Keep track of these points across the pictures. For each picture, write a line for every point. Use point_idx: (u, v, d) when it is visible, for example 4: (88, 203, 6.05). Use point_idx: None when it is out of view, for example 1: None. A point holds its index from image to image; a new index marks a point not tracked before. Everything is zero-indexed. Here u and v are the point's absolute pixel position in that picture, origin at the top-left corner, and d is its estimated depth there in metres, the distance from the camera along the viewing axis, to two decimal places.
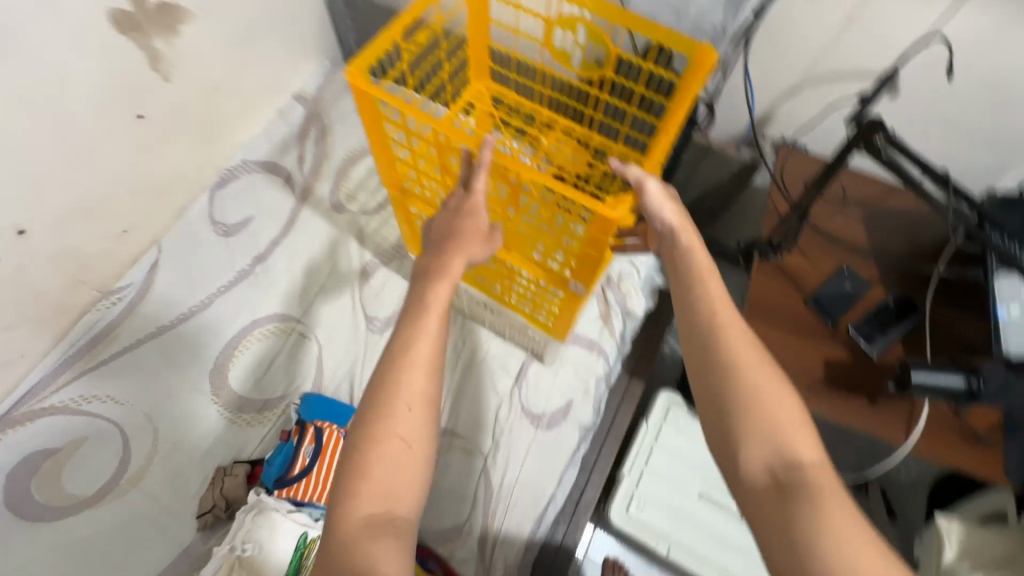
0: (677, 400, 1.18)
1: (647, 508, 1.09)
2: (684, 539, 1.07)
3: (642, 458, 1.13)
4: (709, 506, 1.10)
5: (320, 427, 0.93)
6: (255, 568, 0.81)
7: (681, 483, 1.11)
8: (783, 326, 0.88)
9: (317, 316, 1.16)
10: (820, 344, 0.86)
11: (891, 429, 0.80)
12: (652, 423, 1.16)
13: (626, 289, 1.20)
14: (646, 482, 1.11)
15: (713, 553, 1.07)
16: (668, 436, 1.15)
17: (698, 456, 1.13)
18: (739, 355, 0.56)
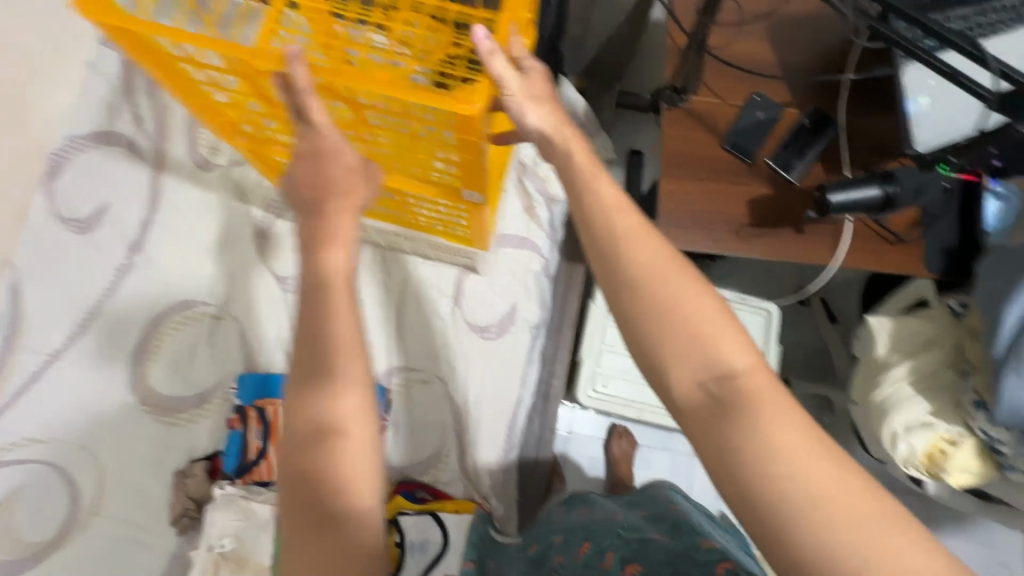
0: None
1: (611, 382, 1.12)
2: (652, 400, 1.12)
3: (596, 336, 1.13)
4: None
5: (261, 407, 0.88)
6: (241, 555, 0.81)
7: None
8: (705, 174, 0.82)
9: (225, 292, 1.05)
10: (744, 183, 0.82)
11: (818, 254, 0.81)
12: (600, 301, 1.15)
13: (544, 175, 1.12)
14: (606, 359, 1.13)
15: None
16: (617, 310, 1.15)
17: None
18: (648, 267, 0.47)
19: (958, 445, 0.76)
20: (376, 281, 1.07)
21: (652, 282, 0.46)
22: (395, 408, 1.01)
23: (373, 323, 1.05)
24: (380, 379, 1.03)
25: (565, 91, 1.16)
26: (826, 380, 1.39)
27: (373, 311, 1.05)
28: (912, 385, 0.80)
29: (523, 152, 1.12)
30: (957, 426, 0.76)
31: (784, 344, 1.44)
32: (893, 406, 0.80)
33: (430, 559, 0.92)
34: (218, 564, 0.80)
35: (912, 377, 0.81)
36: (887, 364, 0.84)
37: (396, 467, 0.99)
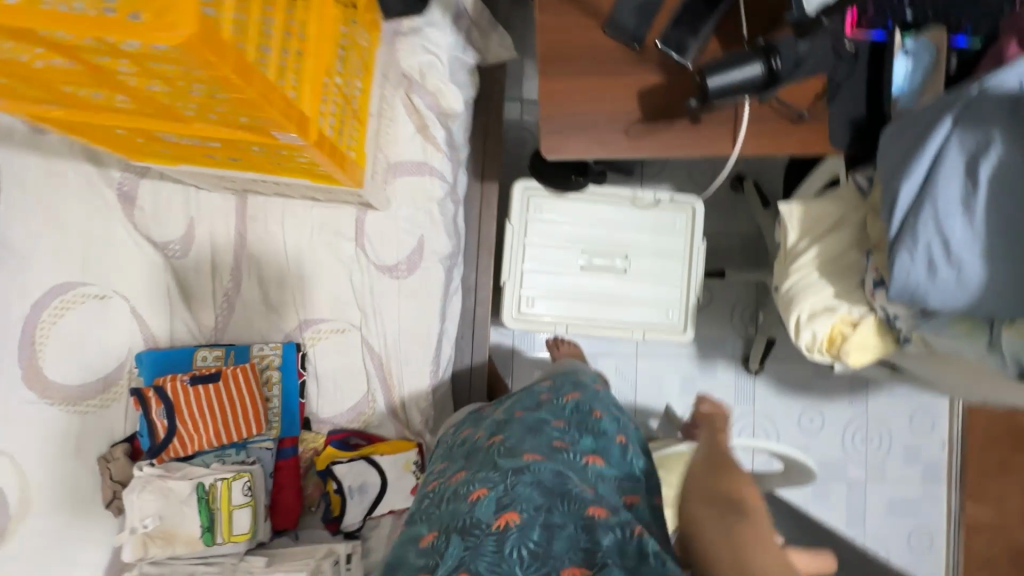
0: (533, 188, 1.09)
1: (536, 303, 1.10)
2: (580, 314, 1.10)
3: (515, 257, 1.08)
4: (593, 275, 1.10)
5: (160, 385, 0.84)
6: (170, 532, 0.81)
7: (563, 265, 1.10)
8: (588, 69, 0.73)
9: (101, 269, 0.95)
10: (633, 75, 0.73)
11: (716, 147, 0.74)
12: (516, 220, 1.08)
13: (433, 87, 1.00)
14: (529, 279, 1.09)
15: (608, 314, 1.11)
16: (536, 228, 1.09)
17: (570, 232, 1.10)
18: (736, 488, 0.57)
19: (857, 325, 0.76)
20: (268, 235, 0.98)
21: (735, 497, 0.56)
22: (312, 362, 0.97)
23: (274, 279, 0.98)
24: (292, 336, 0.98)
25: None
26: (763, 267, 1.38)
27: (272, 267, 0.98)
28: (816, 271, 0.78)
29: (405, 64, 0.99)
30: (859, 307, 0.76)
31: (721, 236, 1.41)
32: (799, 295, 0.78)
33: (370, 499, 0.94)
34: (148, 544, 0.80)
35: (818, 262, 0.79)
36: (795, 252, 0.81)
37: (325, 419, 0.97)
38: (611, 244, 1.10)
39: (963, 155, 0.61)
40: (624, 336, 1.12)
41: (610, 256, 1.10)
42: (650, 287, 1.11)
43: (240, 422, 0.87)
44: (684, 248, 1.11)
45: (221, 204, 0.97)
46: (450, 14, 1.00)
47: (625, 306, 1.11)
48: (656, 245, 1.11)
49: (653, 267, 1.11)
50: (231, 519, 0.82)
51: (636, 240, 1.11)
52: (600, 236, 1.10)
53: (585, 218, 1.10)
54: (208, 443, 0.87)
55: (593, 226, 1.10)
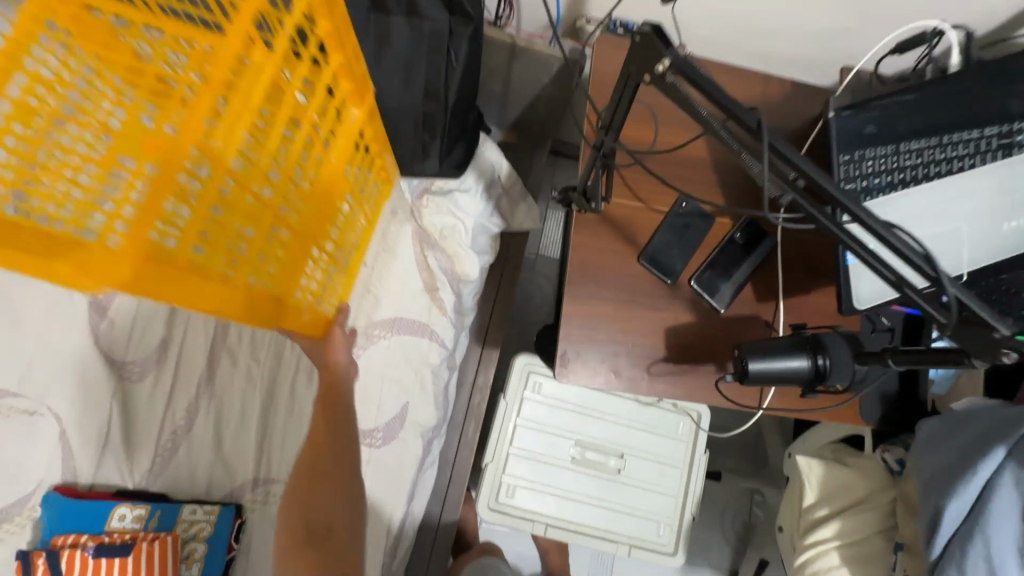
0: (535, 365, 1.01)
1: (517, 494, 0.99)
2: (562, 513, 1.00)
3: (502, 437, 0.99)
4: (583, 472, 1.00)
5: (57, 550, 0.70)
6: None
7: (554, 455, 1.00)
8: (616, 296, 0.69)
9: (37, 380, 0.84)
10: (660, 310, 0.70)
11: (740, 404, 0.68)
12: (511, 397, 1.00)
13: (452, 250, 0.98)
14: (513, 463, 0.99)
15: (593, 519, 1.00)
16: (531, 407, 1.00)
17: (566, 420, 1.01)
18: None
19: None
20: (239, 372, 0.89)
21: None
22: (247, 533, 0.84)
23: (235, 425, 0.87)
24: (235, 497, 0.85)
25: (484, 153, 1.01)
26: (760, 473, 1.29)
27: (234, 408, 0.88)
28: (837, 552, 0.71)
29: (428, 223, 0.97)
30: None
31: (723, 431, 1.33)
32: None
33: None
34: None
35: (839, 543, 0.71)
36: (812, 520, 0.74)
37: None
38: (609, 440, 1.01)
39: (1018, 491, 0.57)
40: (608, 547, 1.00)
41: (606, 453, 1.01)
42: (642, 495, 1.01)
43: None
44: (684, 458, 1.03)
45: (197, 330, 0.89)
46: (484, 184, 1.00)
47: (613, 514, 1.00)
48: (657, 449, 1.02)
49: (650, 474, 1.02)
50: None
51: (636, 439, 1.02)
52: (598, 429, 1.01)
53: (585, 407, 1.02)
54: None
55: (591, 417, 1.01)
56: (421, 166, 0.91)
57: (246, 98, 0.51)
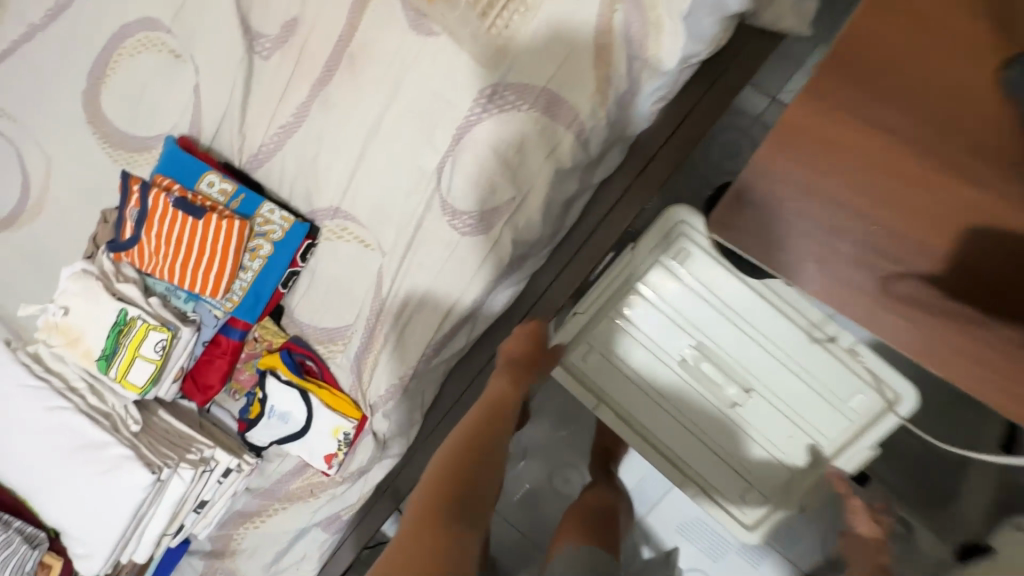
0: (690, 226, 0.76)
1: (597, 365, 0.83)
2: (638, 413, 0.83)
3: (607, 293, 0.79)
4: (686, 382, 0.80)
5: (150, 185, 0.71)
6: (76, 336, 0.70)
7: (661, 346, 0.80)
8: (905, 128, 0.35)
9: (189, 25, 0.81)
10: (979, 192, 0.34)
11: None
12: (641, 251, 0.77)
13: (653, 14, 0.65)
14: (608, 329, 0.81)
15: (669, 437, 0.83)
16: (662, 279, 0.78)
17: (697, 313, 0.78)
18: None
19: None
20: (355, 87, 0.76)
21: None
22: (315, 260, 0.80)
23: (334, 145, 0.77)
24: (316, 217, 0.79)
25: None
26: (926, 506, 0.92)
27: (339, 126, 0.77)
28: None
29: None
30: None
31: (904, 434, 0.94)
32: None
33: (288, 432, 0.80)
34: (52, 333, 0.71)
35: None
36: None
37: (296, 320, 0.81)
38: (740, 363, 0.78)
39: None
40: (673, 477, 0.84)
41: (728, 377, 0.78)
42: (744, 445, 0.80)
43: (202, 273, 0.72)
44: (829, 435, 0.77)
45: (331, 20, 0.76)
46: None
47: (695, 444, 0.82)
48: (796, 404, 0.77)
49: (768, 427, 0.79)
50: (131, 365, 0.70)
51: (778, 378, 0.77)
52: (732, 344, 0.77)
53: (732, 309, 0.77)
54: (161, 274, 0.73)
55: (734, 325, 0.77)
56: None
57: None
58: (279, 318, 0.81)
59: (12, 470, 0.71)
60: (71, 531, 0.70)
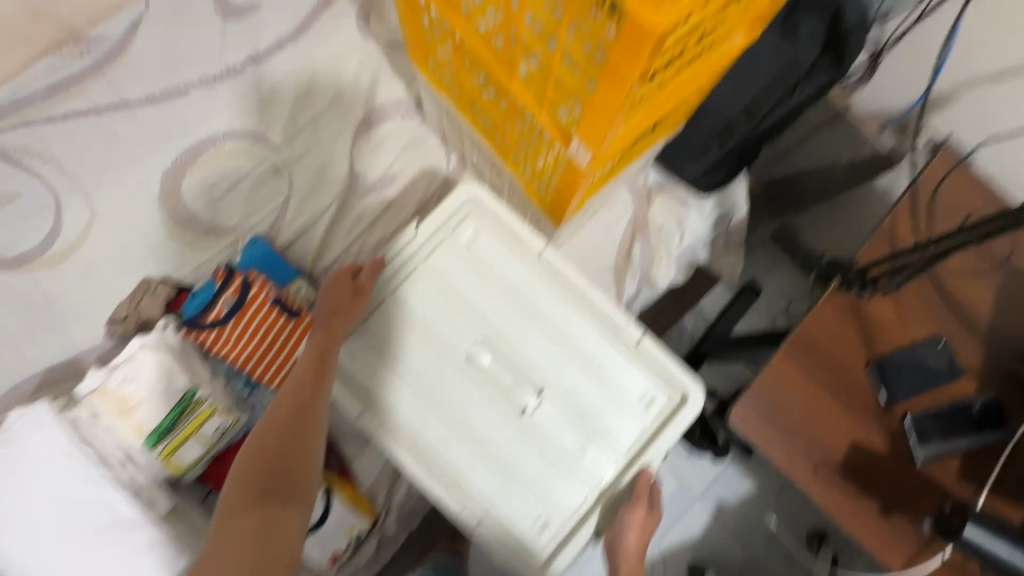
0: (481, 207, 0.70)
1: (382, 341, 0.67)
2: (416, 418, 0.65)
3: (390, 279, 0.67)
4: (471, 379, 0.66)
5: (250, 281, 0.80)
6: (131, 406, 0.72)
7: (450, 332, 0.67)
8: (823, 379, 0.67)
9: (297, 151, 0.97)
10: (857, 420, 0.66)
11: None
12: (432, 225, 0.69)
13: (657, 252, 0.99)
14: (395, 304, 0.67)
15: (447, 448, 0.64)
16: (451, 247, 0.69)
17: (473, 290, 0.68)
18: None
19: None
20: None
21: None
22: None
23: None
24: None
25: (735, 188, 1.01)
26: None
27: None
28: None
29: (652, 214, 0.98)
30: None
31: (762, 569, 1.26)
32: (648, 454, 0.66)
33: None
34: (106, 399, 0.72)
35: None
36: None
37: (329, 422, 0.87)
38: (530, 360, 0.67)
39: None
40: (448, 502, 0.64)
41: (518, 375, 0.66)
42: (539, 462, 0.65)
43: (270, 366, 0.80)
44: (627, 444, 0.66)
45: (428, 186, 0.98)
46: (717, 214, 1.01)
47: (488, 460, 0.65)
48: (588, 408, 0.67)
49: (561, 438, 0.66)
50: (183, 443, 0.73)
51: (579, 370, 0.68)
52: (523, 331, 0.68)
53: (529, 300, 0.68)
54: (230, 360, 0.80)
55: (518, 307, 0.68)
56: (686, 164, 0.88)
57: (694, 72, 0.59)
58: None
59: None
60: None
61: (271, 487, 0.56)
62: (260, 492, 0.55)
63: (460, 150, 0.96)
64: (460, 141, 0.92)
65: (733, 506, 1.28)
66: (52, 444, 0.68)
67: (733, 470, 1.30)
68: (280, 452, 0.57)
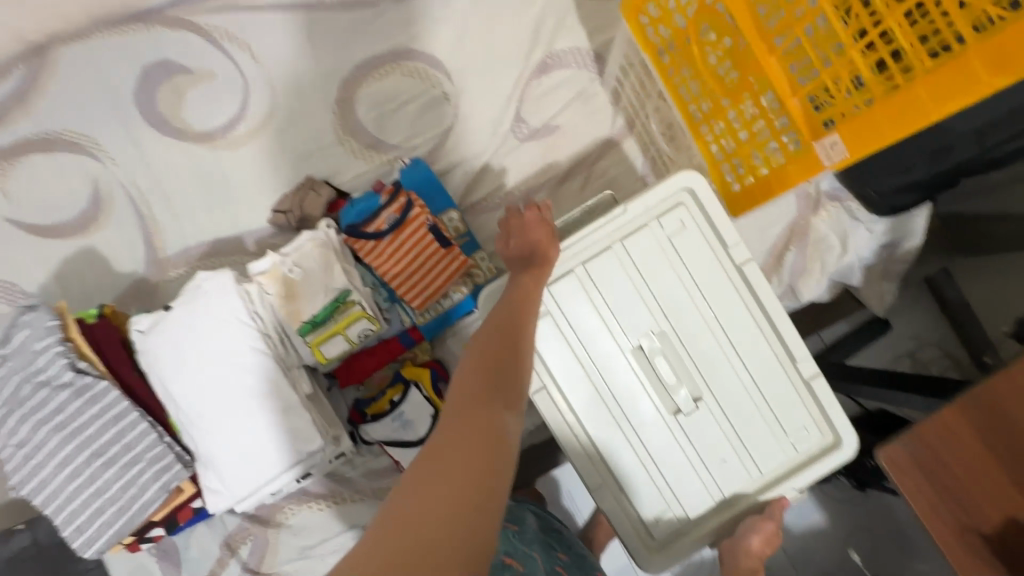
0: (694, 202, 0.67)
1: (550, 315, 0.66)
2: (573, 393, 0.66)
3: (586, 250, 0.67)
4: (631, 371, 0.66)
5: (411, 201, 0.82)
6: (295, 293, 0.78)
7: (620, 320, 0.66)
8: (995, 445, 0.61)
9: (468, 83, 0.97)
10: (1021, 497, 0.61)
11: None
12: (633, 213, 0.67)
13: (810, 265, 0.93)
14: (569, 284, 0.66)
15: (598, 423, 0.66)
16: (643, 241, 0.67)
17: (664, 282, 0.67)
18: None
19: None
20: (580, 198, 0.95)
21: None
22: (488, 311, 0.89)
23: None
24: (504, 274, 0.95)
25: (916, 216, 0.92)
26: None
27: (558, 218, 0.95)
28: None
29: (815, 224, 0.92)
30: None
31: None
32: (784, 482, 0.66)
33: (403, 439, 0.85)
34: (275, 281, 0.78)
35: None
36: None
37: (449, 351, 0.91)
38: (696, 367, 0.66)
39: None
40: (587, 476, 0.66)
41: (682, 378, 0.66)
42: (677, 460, 0.66)
43: (413, 286, 0.84)
44: (761, 468, 0.67)
45: (588, 144, 0.96)
46: (887, 239, 0.93)
47: (628, 446, 0.66)
48: (740, 426, 0.66)
49: (703, 442, 0.66)
50: (330, 338, 0.78)
51: (738, 388, 0.66)
52: (695, 338, 0.66)
53: (709, 308, 0.66)
54: (378, 271, 0.84)
55: (700, 310, 0.67)
56: (874, 180, 0.82)
57: None
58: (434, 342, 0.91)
59: (164, 397, 0.75)
60: (208, 463, 0.74)
61: (496, 399, 0.48)
62: (489, 389, 0.49)
63: (631, 114, 0.92)
64: (637, 105, 0.89)
65: (798, 533, 1.25)
66: (229, 311, 0.74)
67: (808, 498, 1.26)
68: (496, 372, 0.51)
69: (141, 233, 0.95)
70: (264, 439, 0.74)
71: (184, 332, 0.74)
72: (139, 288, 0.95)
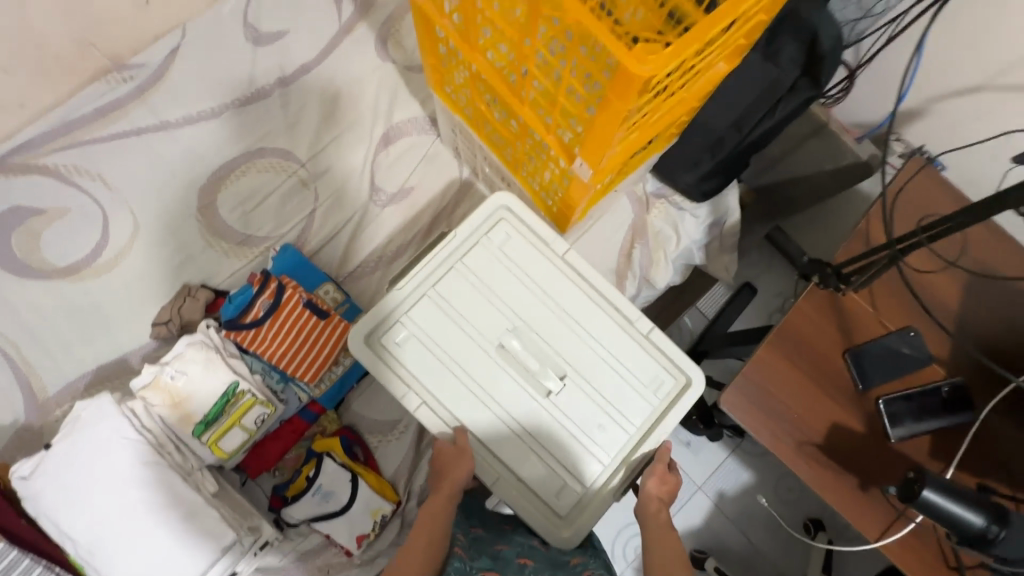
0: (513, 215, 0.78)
1: (417, 339, 0.74)
2: (454, 403, 0.73)
3: (431, 278, 0.76)
4: (498, 369, 0.73)
5: (284, 284, 0.88)
6: (182, 398, 0.81)
7: (477, 327, 0.74)
8: (804, 366, 0.74)
9: (322, 166, 1.06)
10: (836, 404, 0.74)
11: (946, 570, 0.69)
12: (463, 235, 0.77)
13: (655, 255, 1.07)
14: (425, 309, 0.75)
15: (482, 426, 0.73)
16: (478, 255, 0.76)
17: (507, 287, 0.76)
18: None
19: None
20: None
21: None
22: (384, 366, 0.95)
23: None
24: None
25: (728, 195, 1.08)
26: None
27: None
28: None
29: (650, 221, 1.06)
30: None
31: (761, 557, 1.32)
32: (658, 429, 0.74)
33: (326, 511, 0.87)
34: (159, 393, 0.81)
35: None
36: None
37: (355, 413, 0.95)
38: (552, 350, 0.75)
39: None
40: (484, 475, 0.72)
41: (543, 361, 0.74)
42: (559, 437, 0.73)
43: (302, 362, 0.88)
44: (636, 424, 0.74)
45: (443, 197, 1.06)
46: (711, 219, 1.08)
47: (513, 437, 0.72)
48: (607, 392, 0.74)
49: (576, 416, 0.73)
50: (228, 431, 0.82)
51: (592, 359, 0.75)
52: (544, 325, 0.75)
53: (549, 296, 0.76)
54: (266, 357, 0.88)
55: (543, 303, 0.76)
56: (680, 174, 0.97)
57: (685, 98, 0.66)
58: (339, 409, 0.95)
59: (58, 537, 0.73)
60: None
61: None
62: None
63: (472, 164, 1.04)
64: (472, 156, 1.00)
65: (732, 496, 1.34)
66: (111, 433, 0.75)
67: (732, 462, 1.36)
68: None
69: (15, 381, 0.93)
70: (172, 550, 0.74)
71: (67, 467, 0.74)
72: (20, 438, 0.92)
